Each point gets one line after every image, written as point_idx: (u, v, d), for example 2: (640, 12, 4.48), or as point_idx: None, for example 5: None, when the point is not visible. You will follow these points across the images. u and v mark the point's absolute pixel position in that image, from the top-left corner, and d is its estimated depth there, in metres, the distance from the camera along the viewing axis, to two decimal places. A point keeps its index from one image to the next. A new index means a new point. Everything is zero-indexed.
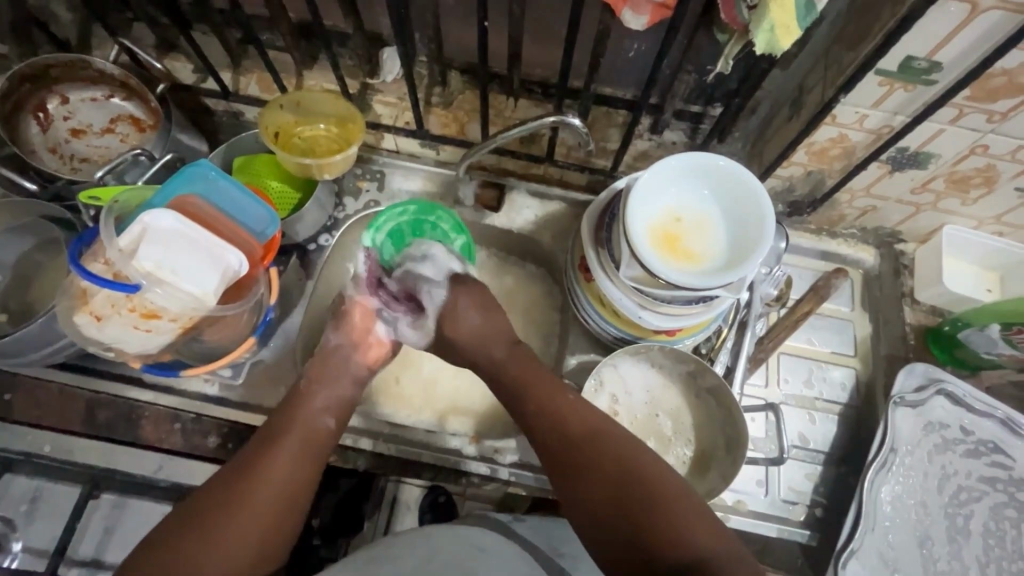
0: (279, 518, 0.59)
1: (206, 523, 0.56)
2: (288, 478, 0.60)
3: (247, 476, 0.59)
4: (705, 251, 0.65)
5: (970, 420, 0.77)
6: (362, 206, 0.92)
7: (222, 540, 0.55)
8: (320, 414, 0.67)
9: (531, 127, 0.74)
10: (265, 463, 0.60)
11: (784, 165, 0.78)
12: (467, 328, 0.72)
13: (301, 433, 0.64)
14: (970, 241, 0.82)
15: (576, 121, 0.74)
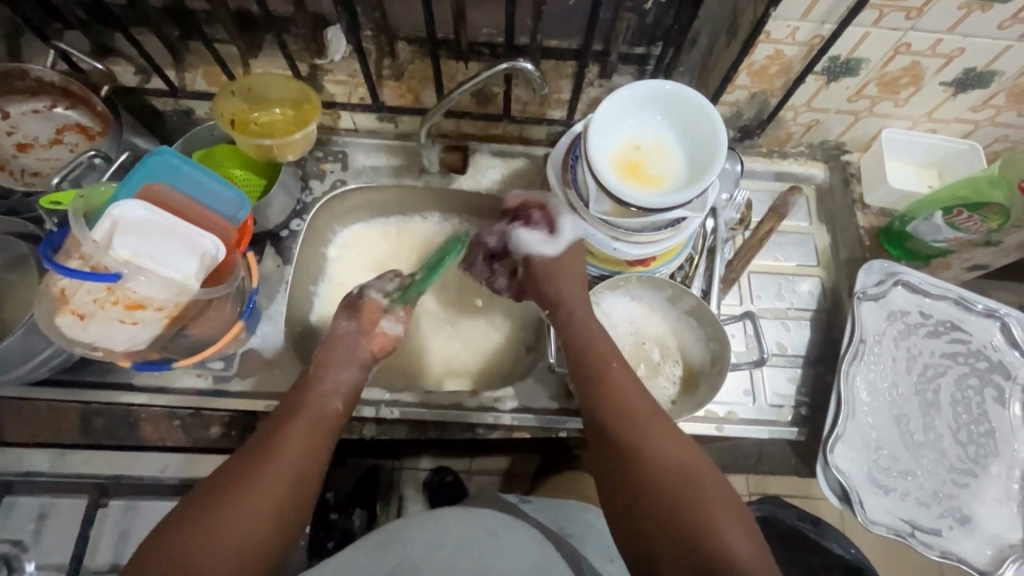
0: (292, 490, 0.59)
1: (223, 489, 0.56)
2: (300, 470, 0.60)
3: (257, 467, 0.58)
4: (667, 174, 0.68)
5: (928, 304, 0.83)
6: (330, 187, 0.93)
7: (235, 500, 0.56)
8: (331, 397, 0.69)
9: (484, 79, 0.76)
10: (278, 444, 0.61)
11: (729, 90, 0.82)
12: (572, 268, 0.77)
13: (311, 422, 0.64)
14: (906, 141, 0.88)
15: (528, 65, 0.75)
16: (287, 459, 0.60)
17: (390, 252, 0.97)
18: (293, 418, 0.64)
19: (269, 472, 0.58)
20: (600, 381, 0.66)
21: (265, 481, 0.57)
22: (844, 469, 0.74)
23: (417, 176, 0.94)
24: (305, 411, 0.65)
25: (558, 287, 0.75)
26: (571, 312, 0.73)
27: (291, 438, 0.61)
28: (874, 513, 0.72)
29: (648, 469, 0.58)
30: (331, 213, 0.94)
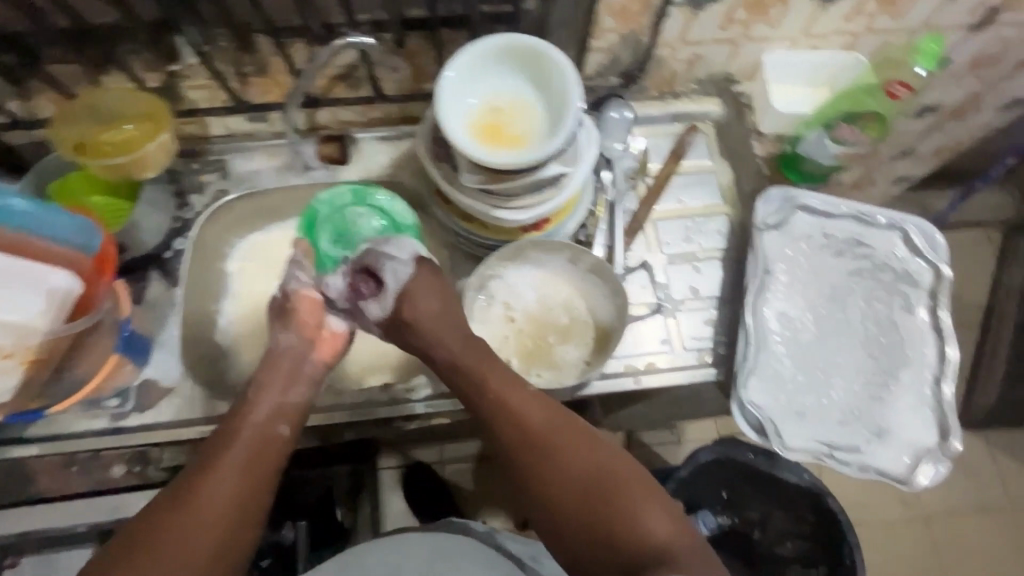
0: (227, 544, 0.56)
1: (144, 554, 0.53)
2: (232, 518, 0.57)
3: (186, 513, 0.55)
4: (530, 133, 0.66)
5: (830, 225, 0.83)
6: (211, 199, 0.88)
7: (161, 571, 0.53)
8: (269, 421, 0.64)
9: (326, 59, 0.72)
10: (199, 491, 0.57)
11: (598, 35, 0.79)
12: (429, 308, 0.69)
13: (250, 449, 0.61)
14: (790, 63, 0.86)
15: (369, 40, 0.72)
16: (225, 502, 0.57)
17: (291, 256, 0.93)
18: (229, 448, 0.60)
19: (204, 518, 0.55)
20: (497, 385, 0.64)
21: (198, 533, 0.55)
22: (760, 403, 0.73)
23: (302, 174, 0.90)
24: (243, 434, 0.62)
25: (437, 331, 0.68)
26: (454, 347, 0.67)
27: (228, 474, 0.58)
28: (793, 441, 0.71)
29: (573, 511, 0.58)
30: (220, 226, 0.90)
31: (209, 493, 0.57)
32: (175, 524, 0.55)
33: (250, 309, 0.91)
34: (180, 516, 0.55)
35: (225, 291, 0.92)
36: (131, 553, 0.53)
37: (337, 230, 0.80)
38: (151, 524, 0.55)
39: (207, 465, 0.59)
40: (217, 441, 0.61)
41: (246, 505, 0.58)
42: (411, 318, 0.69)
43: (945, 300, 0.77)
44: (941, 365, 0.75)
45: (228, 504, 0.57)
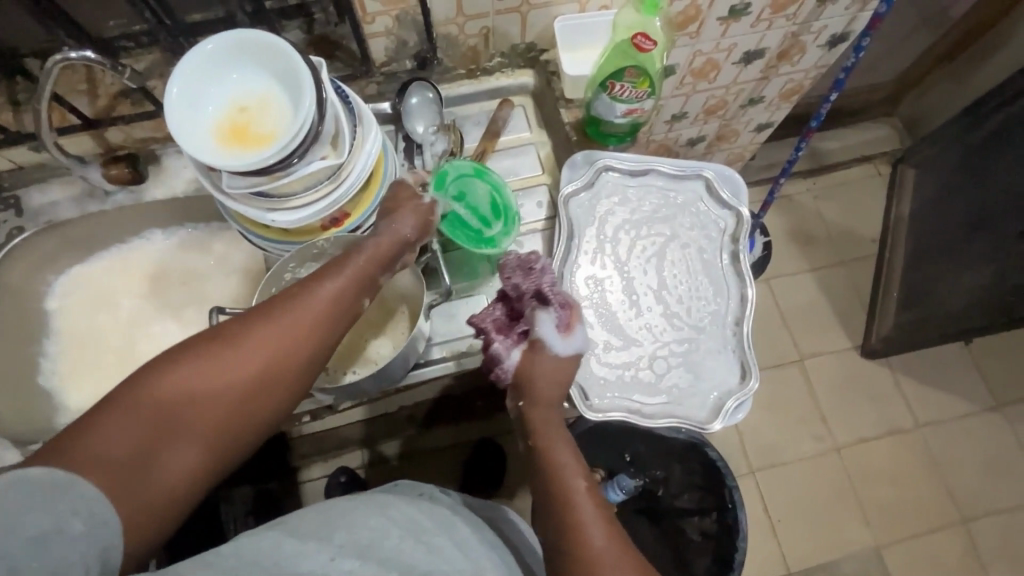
0: (224, 438, 0.49)
1: (117, 421, 0.45)
2: (231, 410, 0.49)
3: (169, 403, 0.47)
4: (279, 127, 0.63)
5: (635, 183, 0.84)
6: (5, 238, 0.84)
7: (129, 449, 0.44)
8: (359, 290, 0.59)
9: (42, 78, 0.68)
10: (235, 353, 0.50)
11: (370, 20, 0.78)
12: (544, 364, 0.65)
13: (310, 329, 0.54)
14: (582, 26, 0.84)
15: (86, 52, 0.68)
16: (211, 397, 0.48)
17: (117, 286, 0.94)
18: (273, 323, 0.52)
19: (201, 403, 0.48)
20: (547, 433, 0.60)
21: (169, 428, 0.46)
22: None
23: (103, 199, 0.86)
24: (322, 282, 0.56)
25: (548, 389, 0.65)
26: (546, 393, 0.64)
27: (249, 360, 0.50)
28: (599, 400, 0.73)
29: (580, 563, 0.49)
30: (26, 265, 0.88)
31: (246, 356, 0.50)
32: (152, 404, 0.46)
33: (74, 343, 0.91)
34: (185, 396, 0.47)
35: (48, 329, 0.91)
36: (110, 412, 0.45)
37: (461, 190, 0.79)
38: (126, 395, 0.46)
39: (256, 342, 0.51)
40: (282, 303, 0.54)
41: (240, 397, 0.50)
42: (529, 372, 0.65)
43: (744, 243, 0.80)
44: (741, 307, 0.78)
45: (214, 401, 0.48)
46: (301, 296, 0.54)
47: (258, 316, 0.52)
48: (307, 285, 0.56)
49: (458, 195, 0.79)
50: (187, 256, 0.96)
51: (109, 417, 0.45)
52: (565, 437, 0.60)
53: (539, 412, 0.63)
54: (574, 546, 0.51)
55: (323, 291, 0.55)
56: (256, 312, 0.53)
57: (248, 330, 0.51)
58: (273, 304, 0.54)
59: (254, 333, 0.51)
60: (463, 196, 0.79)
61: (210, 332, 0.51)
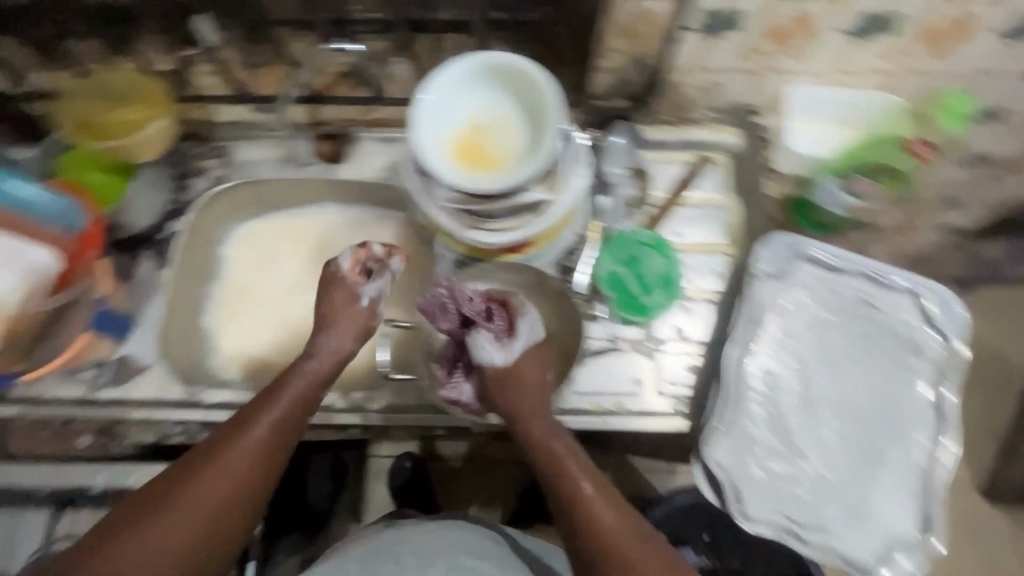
0: (222, 522, 0.58)
1: (132, 529, 0.55)
2: (226, 498, 0.58)
3: (143, 528, 0.55)
4: (508, 155, 0.63)
5: (834, 280, 0.76)
6: (209, 184, 0.90)
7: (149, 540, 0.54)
8: (304, 399, 0.65)
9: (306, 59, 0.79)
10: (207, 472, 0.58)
11: (605, 55, 0.76)
12: (528, 376, 0.67)
13: (265, 435, 0.61)
14: (817, 100, 0.79)
15: (353, 45, 0.78)
16: (168, 526, 0.55)
17: (281, 248, 0.94)
18: (227, 452, 0.59)
19: (180, 516, 0.56)
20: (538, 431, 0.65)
21: (159, 540, 0.55)
22: (726, 463, 0.68)
23: (300, 168, 0.90)
24: (272, 407, 0.62)
25: (523, 400, 0.66)
26: (524, 407, 0.66)
27: (193, 488, 0.57)
28: (755, 510, 0.67)
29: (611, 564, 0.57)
30: (217, 209, 0.92)
31: (188, 492, 0.57)
32: (150, 531, 0.55)
33: (235, 293, 0.92)
34: (162, 522, 0.55)
35: (215, 274, 0.93)
36: (119, 527, 0.55)
37: (633, 254, 0.81)
38: (133, 522, 0.55)
39: (203, 473, 0.58)
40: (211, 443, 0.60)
41: (226, 497, 0.58)
42: (517, 379, 0.67)
43: (953, 380, 0.71)
44: (934, 453, 0.69)
45: (182, 524, 0.56)
46: (240, 433, 0.60)
47: (226, 438, 0.60)
48: (287, 390, 0.64)
49: (629, 258, 0.81)
50: (352, 235, 0.94)
51: (111, 544, 0.54)
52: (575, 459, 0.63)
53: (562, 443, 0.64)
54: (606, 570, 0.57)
55: (260, 431, 0.61)
56: (206, 446, 0.60)
57: (195, 467, 0.58)
58: (246, 413, 0.62)
59: (200, 468, 0.58)
60: (633, 260, 0.81)
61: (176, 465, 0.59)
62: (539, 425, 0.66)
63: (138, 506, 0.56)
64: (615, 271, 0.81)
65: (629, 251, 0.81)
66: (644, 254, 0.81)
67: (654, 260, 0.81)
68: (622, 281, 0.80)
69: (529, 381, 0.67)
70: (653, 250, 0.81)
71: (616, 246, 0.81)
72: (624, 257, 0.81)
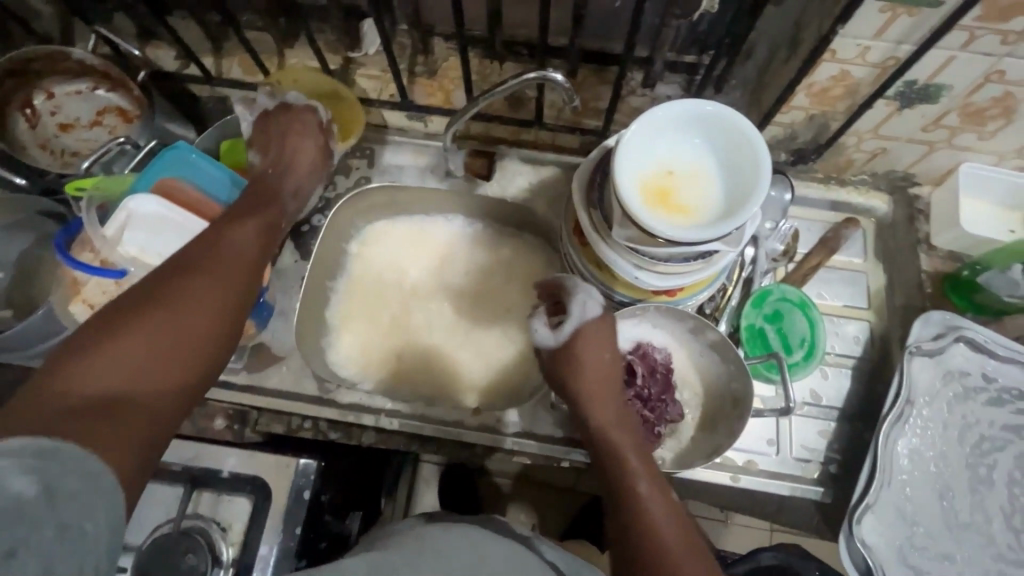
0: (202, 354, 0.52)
1: (108, 357, 0.47)
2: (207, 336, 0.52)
3: (126, 327, 0.49)
4: (701, 202, 0.62)
5: (993, 366, 0.74)
6: (353, 183, 0.91)
7: (129, 366, 0.47)
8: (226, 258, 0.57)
9: (512, 86, 0.71)
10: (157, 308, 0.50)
11: (784, 111, 0.75)
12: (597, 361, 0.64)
13: (253, 240, 0.61)
14: (992, 180, 0.78)
15: (558, 76, 0.70)
16: (158, 333, 0.49)
17: (408, 253, 0.92)
18: (212, 262, 0.56)
19: (152, 342, 0.49)
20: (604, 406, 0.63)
21: (144, 350, 0.48)
22: (870, 542, 0.67)
23: (442, 178, 0.91)
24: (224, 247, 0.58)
25: (597, 380, 0.64)
26: (591, 374, 0.64)
27: (187, 292, 0.52)
28: None
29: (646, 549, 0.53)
30: (353, 209, 0.91)
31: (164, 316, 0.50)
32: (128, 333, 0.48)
33: (361, 293, 0.90)
34: (149, 327, 0.49)
35: (342, 270, 0.91)
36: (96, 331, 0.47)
37: (777, 312, 0.81)
38: (83, 355, 0.46)
39: (183, 299, 0.52)
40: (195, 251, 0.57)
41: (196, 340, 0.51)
42: (579, 359, 0.64)
43: None
44: None
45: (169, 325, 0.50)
46: (222, 243, 0.58)
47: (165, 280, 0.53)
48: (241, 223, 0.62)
49: (772, 315, 0.81)
50: (477, 251, 0.93)
51: (85, 352, 0.46)
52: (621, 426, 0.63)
53: (604, 402, 0.63)
54: (642, 539, 0.54)
55: (227, 244, 0.58)
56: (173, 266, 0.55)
57: (181, 275, 0.53)
58: (201, 246, 0.57)
59: (182, 281, 0.53)
60: (777, 317, 0.80)
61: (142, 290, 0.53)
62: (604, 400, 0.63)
63: (117, 304, 0.49)
64: (755, 323, 0.81)
65: (775, 306, 0.81)
66: (790, 314, 0.80)
67: (799, 321, 0.80)
68: (760, 333, 0.80)
69: (592, 354, 0.64)
70: (799, 312, 0.80)
71: (760, 300, 0.81)
72: (768, 313, 0.81)
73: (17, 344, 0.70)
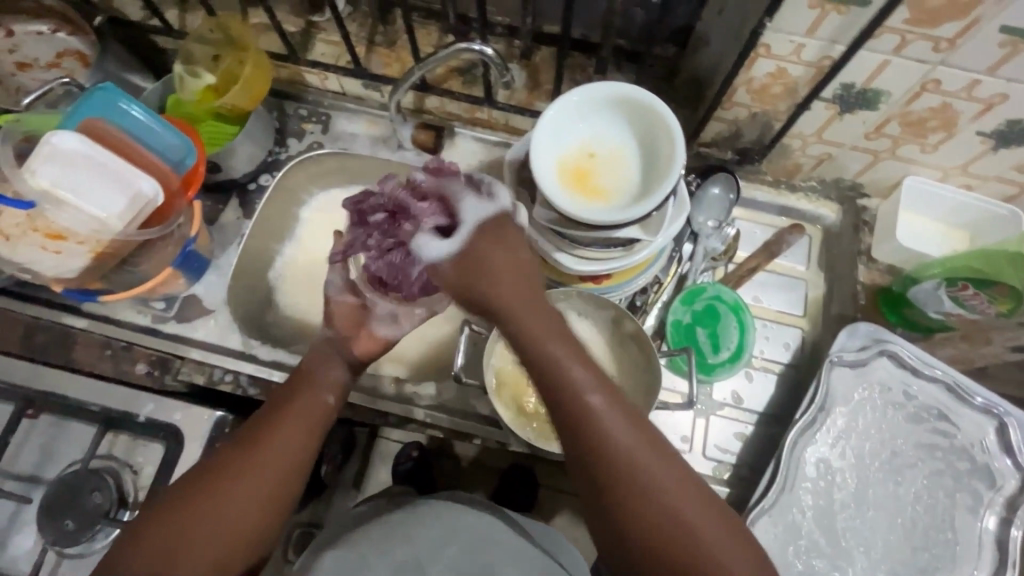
0: (281, 495, 0.55)
1: (193, 510, 0.51)
2: (285, 476, 0.55)
3: (198, 503, 0.52)
4: (618, 188, 0.62)
5: (915, 384, 0.73)
6: (306, 147, 0.91)
7: (210, 528, 0.51)
8: (308, 423, 0.59)
9: (442, 56, 0.71)
10: (251, 459, 0.54)
11: (726, 106, 0.73)
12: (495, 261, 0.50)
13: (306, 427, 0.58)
14: (935, 196, 0.76)
15: (484, 48, 0.70)
16: (228, 518, 0.52)
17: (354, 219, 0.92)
18: (266, 444, 0.55)
19: (234, 512, 0.52)
20: (526, 314, 0.49)
21: (222, 535, 0.51)
22: (765, 547, 0.67)
23: (393, 150, 0.91)
24: (286, 429, 0.57)
25: (498, 283, 0.50)
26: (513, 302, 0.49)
27: (247, 487, 0.53)
28: None
29: (642, 514, 0.45)
30: (305, 174, 0.90)
31: (258, 465, 0.54)
32: (214, 499, 0.52)
33: (302, 258, 0.89)
34: (209, 510, 0.51)
35: (285, 234, 0.91)
36: (185, 494, 0.52)
37: (711, 315, 0.80)
38: (180, 509, 0.51)
39: (251, 465, 0.54)
40: (252, 437, 0.56)
41: (279, 477, 0.55)
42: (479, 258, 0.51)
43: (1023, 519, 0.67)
44: None
45: (248, 506, 0.53)
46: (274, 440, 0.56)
47: (256, 431, 0.56)
48: (308, 388, 0.61)
49: (704, 315, 0.80)
50: None
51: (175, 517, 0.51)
52: (531, 307, 0.49)
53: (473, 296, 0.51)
54: (608, 478, 0.46)
55: (285, 434, 0.56)
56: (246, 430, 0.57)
57: (241, 457, 0.54)
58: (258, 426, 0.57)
59: (252, 455, 0.55)
60: (701, 315, 0.80)
61: (217, 457, 0.55)
62: (513, 302, 0.49)
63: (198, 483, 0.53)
64: (679, 317, 0.80)
65: (712, 308, 0.80)
66: (723, 317, 0.79)
67: (731, 324, 0.79)
68: (689, 331, 0.80)
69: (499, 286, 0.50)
70: (732, 317, 0.79)
71: (692, 297, 0.81)
72: (700, 310, 0.80)
73: None
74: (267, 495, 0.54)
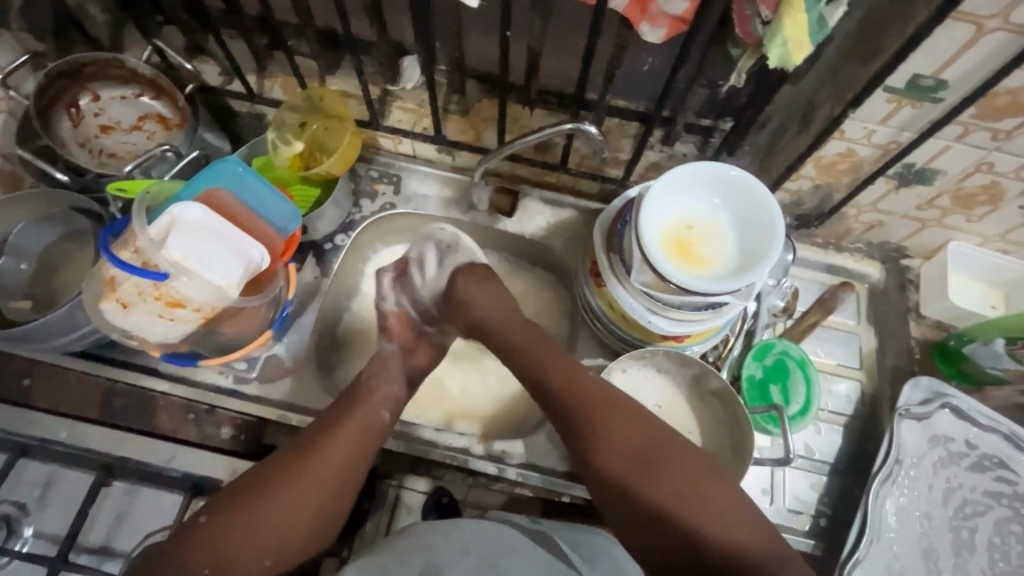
0: (342, 490, 0.64)
1: (256, 500, 0.60)
2: (337, 475, 0.64)
3: (260, 495, 0.61)
4: (717, 257, 0.67)
5: (975, 434, 0.78)
6: (379, 208, 0.94)
7: (270, 515, 0.60)
8: (359, 434, 0.68)
9: (548, 134, 0.76)
10: (316, 456, 0.64)
11: (793, 178, 0.80)
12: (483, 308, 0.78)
13: (357, 442, 0.67)
14: (976, 260, 0.84)
15: (593, 129, 0.75)
16: (293, 511, 0.61)
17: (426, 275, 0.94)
18: (328, 441, 0.66)
19: (291, 502, 0.61)
20: (559, 372, 0.71)
21: (281, 522, 0.60)
22: None
23: (465, 211, 0.95)
24: (346, 434, 0.67)
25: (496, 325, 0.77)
26: (536, 357, 0.73)
27: (305, 488, 0.62)
28: None
29: (671, 504, 0.61)
30: (375, 231, 0.93)
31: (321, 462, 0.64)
32: (276, 492, 0.61)
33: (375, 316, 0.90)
34: (274, 504, 0.60)
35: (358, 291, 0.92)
36: (250, 490, 0.61)
37: (781, 372, 0.84)
38: (242, 506, 0.60)
39: (313, 464, 0.64)
40: (300, 449, 0.65)
41: (341, 472, 0.65)
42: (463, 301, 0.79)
43: None
44: None
45: (301, 496, 0.62)
46: (322, 452, 0.65)
47: (319, 437, 0.66)
48: (367, 403, 0.71)
49: (773, 373, 0.84)
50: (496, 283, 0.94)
51: (238, 507, 0.60)
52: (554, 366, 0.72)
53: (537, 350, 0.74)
54: (643, 463, 0.64)
55: (345, 438, 0.67)
56: (303, 439, 0.67)
57: (307, 459, 0.64)
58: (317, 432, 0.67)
59: (313, 457, 0.64)
60: (771, 371, 0.84)
61: (277, 460, 0.65)
62: (543, 360, 0.73)
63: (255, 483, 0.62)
64: (752, 373, 0.84)
65: (781, 366, 0.84)
66: (793, 375, 0.84)
67: (800, 381, 0.83)
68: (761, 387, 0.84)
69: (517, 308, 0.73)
70: (801, 374, 0.84)
71: (762, 352, 0.85)
72: (770, 365, 0.85)
73: (39, 336, 0.71)
74: (327, 488, 0.63)
